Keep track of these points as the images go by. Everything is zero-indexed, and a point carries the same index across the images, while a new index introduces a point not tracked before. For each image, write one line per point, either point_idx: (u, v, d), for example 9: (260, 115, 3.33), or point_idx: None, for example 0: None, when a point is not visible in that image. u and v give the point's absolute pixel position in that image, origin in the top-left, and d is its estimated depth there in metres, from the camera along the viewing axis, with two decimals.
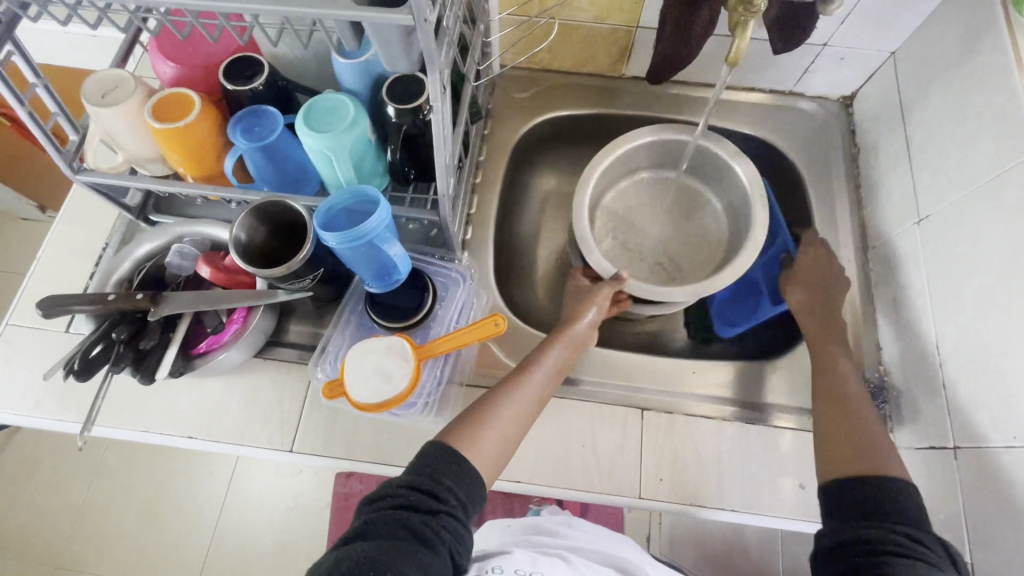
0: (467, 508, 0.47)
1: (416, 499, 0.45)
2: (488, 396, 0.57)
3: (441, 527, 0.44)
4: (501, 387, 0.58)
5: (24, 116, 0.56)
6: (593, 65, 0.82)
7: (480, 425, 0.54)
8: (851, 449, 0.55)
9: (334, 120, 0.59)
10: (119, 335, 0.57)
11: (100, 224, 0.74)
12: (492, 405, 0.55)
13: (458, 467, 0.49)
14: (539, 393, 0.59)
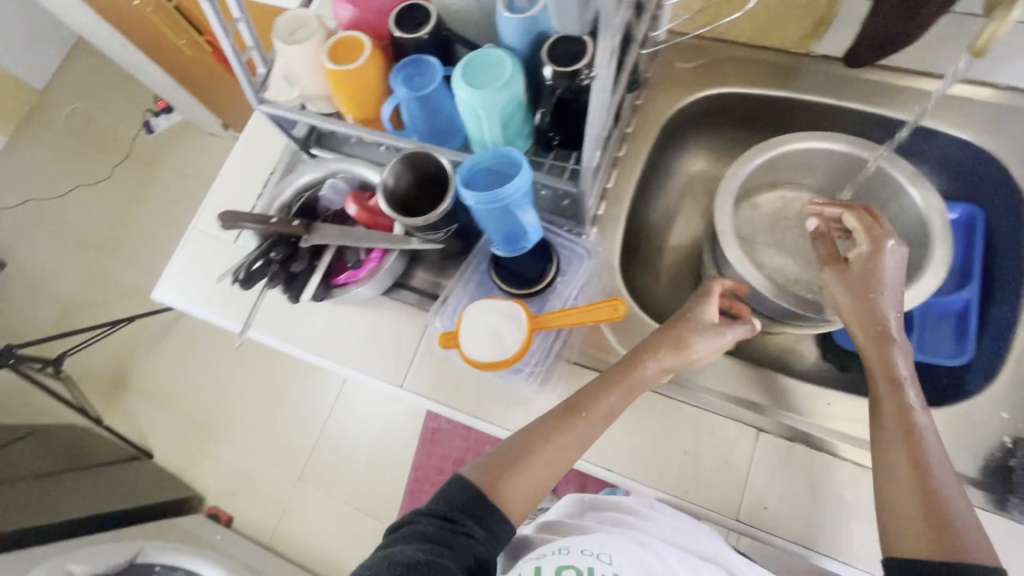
0: (488, 540, 0.50)
1: (435, 524, 0.49)
2: (533, 434, 0.56)
3: (462, 544, 0.48)
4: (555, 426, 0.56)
5: (227, 49, 0.62)
6: (776, 37, 0.72)
7: (529, 462, 0.54)
8: (917, 532, 0.47)
9: (490, 77, 0.58)
10: (276, 255, 0.64)
11: (272, 150, 0.83)
12: (541, 443, 0.55)
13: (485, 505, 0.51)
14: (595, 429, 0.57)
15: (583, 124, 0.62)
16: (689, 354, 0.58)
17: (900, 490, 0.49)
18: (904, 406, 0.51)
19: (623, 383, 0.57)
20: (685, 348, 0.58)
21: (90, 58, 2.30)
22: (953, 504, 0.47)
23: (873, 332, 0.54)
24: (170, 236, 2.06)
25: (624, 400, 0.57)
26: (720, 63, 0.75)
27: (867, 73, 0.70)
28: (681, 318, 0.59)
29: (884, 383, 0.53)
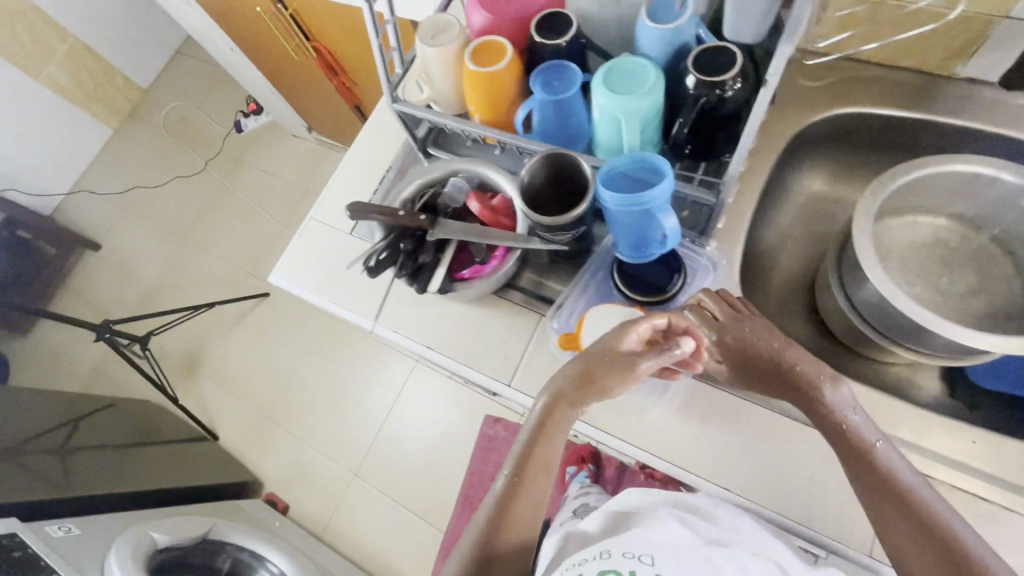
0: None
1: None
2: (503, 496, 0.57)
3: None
4: (526, 472, 0.58)
5: (376, 47, 0.65)
6: (918, 58, 0.70)
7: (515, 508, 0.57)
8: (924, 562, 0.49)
9: (632, 85, 0.59)
10: (404, 247, 0.66)
11: (389, 149, 0.86)
12: (518, 487, 0.58)
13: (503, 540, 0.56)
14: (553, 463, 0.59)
15: (721, 135, 0.61)
16: (604, 390, 0.58)
17: (904, 548, 0.51)
18: (865, 460, 0.53)
19: (552, 429, 0.58)
20: (590, 388, 0.57)
21: (190, 61, 2.47)
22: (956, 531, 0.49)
23: (784, 376, 0.58)
24: (249, 230, 2.17)
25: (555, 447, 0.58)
26: (851, 82, 0.73)
27: (1018, 99, 0.67)
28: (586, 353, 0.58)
29: (834, 436, 0.55)
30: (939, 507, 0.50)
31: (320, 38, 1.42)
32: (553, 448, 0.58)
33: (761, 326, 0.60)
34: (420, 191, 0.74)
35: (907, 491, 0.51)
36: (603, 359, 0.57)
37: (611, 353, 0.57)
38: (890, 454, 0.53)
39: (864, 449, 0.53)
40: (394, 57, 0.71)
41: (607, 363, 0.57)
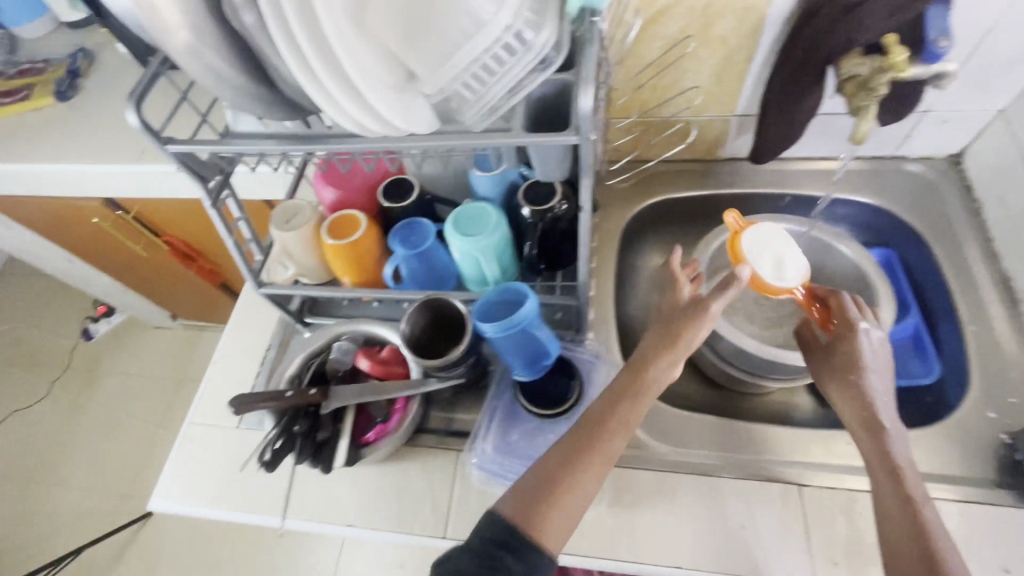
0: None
1: (488, 550, 0.48)
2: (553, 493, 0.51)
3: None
4: (548, 481, 0.52)
5: (232, 244, 0.67)
6: (690, 152, 0.88)
7: (530, 514, 0.50)
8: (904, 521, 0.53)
9: (480, 225, 0.67)
10: (299, 429, 0.64)
11: (264, 329, 0.85)
12: (556, 489, 0.51)
13: (534, 549, 0.49)
14: (601, 465, 0.54)
15: (566, 247, 0.71)
16: (676, 358, 0.58)
17: (881, 495, 0.56)
18: (879, 441, 0.58)
19: (608, 424, 0.55)
20: (663, 374, 0.57)
21: (22, 280, 2.26)
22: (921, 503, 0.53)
23: (854, 367, 0.61)
24: (119, 444, 1.90)
25: (604, 450, 0.54)
26: (651, 178, 0.90)
27: (767, 165, 0.87)
28: (658, 333, 0.59)
29: (858, 415, 0.60)
30: (913, 485, 0.55)
31: (172, 232, 1.40)
32: (596, 459, 0.53)
33: (877, 346, 0.62)
34: (305, 364, 0.73)
35: (894, 464, 0.56)
36: (680, 322, 0.59)
37: (679, 319, 0.59)
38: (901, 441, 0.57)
39: (875, 420, 0.59)
40: (252, 246, 0.74)
41: (673, 336, 0.58)
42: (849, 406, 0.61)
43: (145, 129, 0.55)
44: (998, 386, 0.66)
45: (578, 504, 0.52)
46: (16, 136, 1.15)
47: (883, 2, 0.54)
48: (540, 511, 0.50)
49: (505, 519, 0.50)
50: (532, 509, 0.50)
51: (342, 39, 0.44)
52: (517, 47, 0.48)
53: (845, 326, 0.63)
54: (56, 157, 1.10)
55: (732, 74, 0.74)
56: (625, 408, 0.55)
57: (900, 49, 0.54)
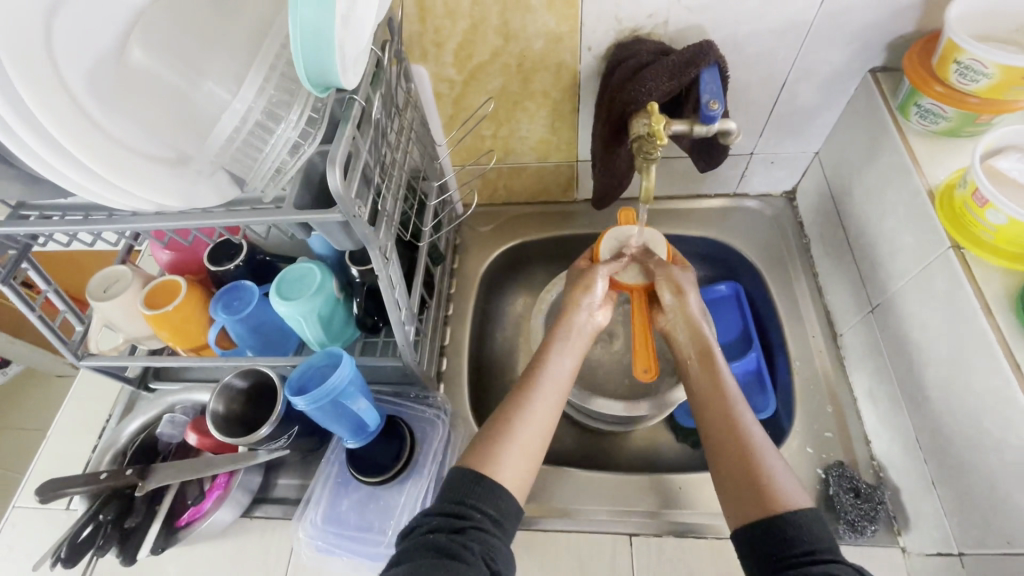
0: (500, 520, 0.50)
1: (442, 521, 0.49)
2: (491, 427, 0.58)
3: (470, 539, 0.47)
4: (496, 426, 0.58)
5: (34, 320, 0.63)
6: (546, 194, 0.89)
7: (487, 451, 0.55)
8: (732, 445, 0.55)
9: (303, 288, 0.65)
10: (107, 516, 0.60)
11: (105, 397, 0.80)
12: (511, 428, 0.57)
13: (483, 487, 0.52)
14: (553, 406, 0.60)
15: None
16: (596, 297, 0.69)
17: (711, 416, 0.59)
18: (710, 368, 0.62)
19: (540, 371, 0.62)
20: (573, 322, 0.67)
21: None
22: (726, 381, 0.60)
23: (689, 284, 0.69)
24: None
25: (548, 392, 0.61)
26: (511, 221, 0.90)
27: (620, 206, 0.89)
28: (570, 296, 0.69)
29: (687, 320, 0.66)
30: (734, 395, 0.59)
31: None
32: (536, 401, 0.60)
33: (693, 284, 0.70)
34: (136, 437, 0.70)
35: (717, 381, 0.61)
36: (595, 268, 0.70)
37: (581, 277, 0.71)
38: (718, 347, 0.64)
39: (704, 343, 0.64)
40: (69, 316, 0.69)
41: (576, 292, 0.69)
42: (680, 308, 0.67)
43: None
44: (816, 420, 0.68)
45: (535, 434, 0.58)
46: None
47: (662, 66, 0.57)
48: (492, 450, 0.55)
49: (467, 472, 0.53)
50: (485, 454, 0.55)
51: (77, 126, 0.41)
52: (273, 126, 0.46)
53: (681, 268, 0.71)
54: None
55: (563, 123, 0.76)
56: (559, 349, 0.64)
57: (660, 117, 0.54)
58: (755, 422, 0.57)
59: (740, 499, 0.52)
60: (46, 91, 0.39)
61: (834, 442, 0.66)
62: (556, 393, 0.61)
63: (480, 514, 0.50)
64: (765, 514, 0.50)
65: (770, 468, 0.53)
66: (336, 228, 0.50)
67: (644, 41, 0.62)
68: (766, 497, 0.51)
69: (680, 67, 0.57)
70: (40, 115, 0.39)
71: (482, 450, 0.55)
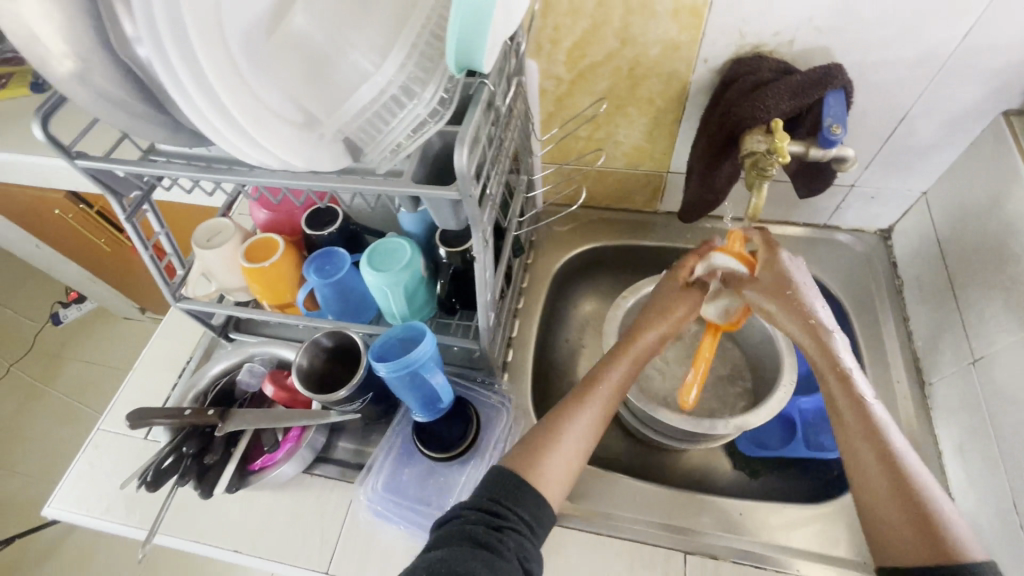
0: (534, 526, 0.51)
1: (480, 516, 0.50)
2: (536, 437, 0.58)
3: (506, 538, 0.48)
4: (541, 435, 0.58)
5: (145, 258, 0.68)
6: (628, 203, 0.89)
7: (533, 456, 0.56)
8: (877, 475, 0.50)
9: (393, 261, 0.67)
10: (189, 450, 0.63)
11: (189, 341, 0.85)
12: (558, 439, 0.57)
13: (524, 492, 0.52)
14: (596, 428, 0.60)
15: None
16: (670, 324, 0.67)
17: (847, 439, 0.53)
18: (845, 381, 0.54)
19: (595, 390, 0.62)
20: (636, 348, 0.66)
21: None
22: (868, 398, 0.53)
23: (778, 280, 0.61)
24: (71, 434, 1.90)
25: (596, 413, 0.61)
26: (589, 225, 0.91)
27: (703, 223, 0.88)
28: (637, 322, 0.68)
29: (796, 319, 0.58)
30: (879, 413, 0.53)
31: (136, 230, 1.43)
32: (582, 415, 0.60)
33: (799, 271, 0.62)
34: (215, 381, 0.74)
35: (856, 395, 0.54)
36: (670, 298, 0.69)
37: (662, 302, 0.69)
38: (850, 355, 0.56)
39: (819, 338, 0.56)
40: (173, 261, 0.74)
41: (662, 313, 0.68)
42: (776, 307, 0.60)
43: (53, 143, 0.56)
44: None
45: (577, 451, 0.58)
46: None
47: (785, 84, 0.57)
48: (536, 458, 0.56)
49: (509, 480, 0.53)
50: (529, 461, 0.56)
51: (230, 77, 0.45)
52: (405, 100, 0.49)
53: (769, 253, 0.63)
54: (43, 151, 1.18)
55: (662, 132, 0.75)
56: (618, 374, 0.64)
57: (783, 134, 0.54)
58: (904, 444, 0.52)
59: (899, 533, 0.48)
60: (207, 34, 0.43)
61: None
62: (601, 413, 0.61)
63: (517, 516, 0.51)
64: (937, 557, 0.45)
65: (930, 503, 0.48)
66: (446, 205, 0.52)
67: (766, 58, 0.61)
68: (931, 537, 0.46)
69: (804, 86, 0.56)
70: (201, 56, 0.42)
71: (526, 453, 0.56)
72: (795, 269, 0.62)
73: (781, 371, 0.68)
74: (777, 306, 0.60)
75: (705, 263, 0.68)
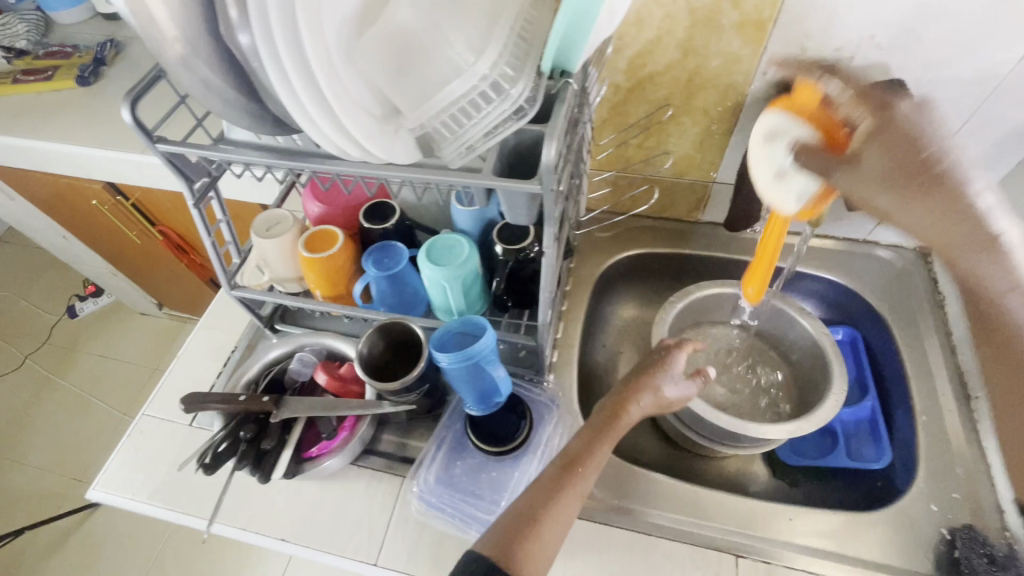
0: None
1: None
2: (516, 519, 0.51)
3: None
4: (522, 516, 0.51)
5: (208, 245, 0.68)
6: (671, 211, 0.91)
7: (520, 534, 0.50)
8: None
9: (451, 257, 0.69)
10: (245, 434, 0.64)
11: (233, 330, 0.86)
12: (540, 522, 0.51)
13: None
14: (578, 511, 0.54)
15: (534, 286, 0.73)
16: (656, 397, 0.63)
17: None
18: None
19: (581, 465, 0.56)
20: (622, 421, 0.60)
21: (17, 249, 2.32)
22: None
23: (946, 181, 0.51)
24: (81, 427, 1.89)
25: (581, 493, 0.54)
26: (631, 232, 0.92)
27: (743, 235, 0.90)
28: (624, 387, 0.63)
29: (896, 161, 0.52)
30: None
31: (168, 224, 1.44)
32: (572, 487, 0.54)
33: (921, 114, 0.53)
34: (266, 370, 0.74)
35: None
36: (656, 367, 0.65)
37: (649, 373, 0.64)
38: (992, 203, 0.51)
39: (964, 194, 0.50)
40: (231, 250, 0.75)
41: (638, 387, 0.63)
42: (881, 154, 0.53)
43: (138, 127, 0.57)
44: (942, 479, 0.66)
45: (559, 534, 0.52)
46: (47, 126, 1.24)
47: (848, 98, 0.59)
48: (515, 544, 0.49)
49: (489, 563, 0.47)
50: (512, 546, 0.49)
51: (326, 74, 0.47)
52: (493, 95, 0.50)
53: (880, 108, 0.55)
54: (86, 142, 1.20)
55: (713, 143, 0.77)
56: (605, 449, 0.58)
57: (853, 142, 0.57)
58: None
59: None
60: (313, 27, 0.45)
61: (962, 505, 0.64)
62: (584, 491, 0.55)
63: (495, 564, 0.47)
64: None
65: None
66: (525, 200, 0.54)
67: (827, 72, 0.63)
68: None
69: (867, 101, 0.59)
70: (307, 46, 0.45)
71: (513, 529, 0.50)
72: (913, 116, 0.53)
73: (830, 379, 0.69)
74: (890, 197, 0.54)
75: (765, 130, 0.63)
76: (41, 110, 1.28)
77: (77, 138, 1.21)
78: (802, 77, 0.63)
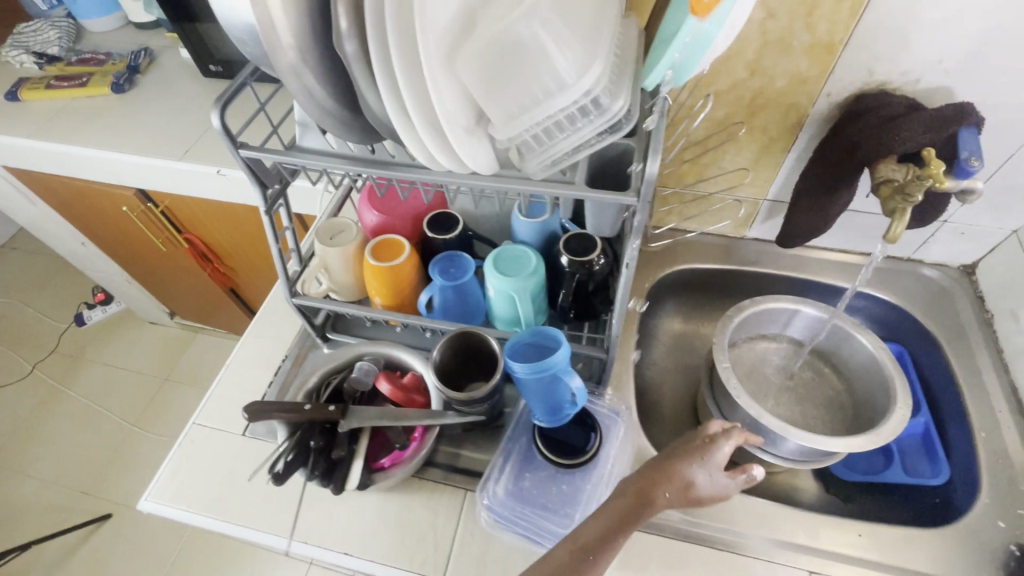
0: None
1: None
2: None
3: None
4: None
5: (275, 252, 0.68)
6: (717, 227, 0.93)
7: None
8: None
9: (519, 267, 0.69)
10: (315, 444, 0.63)
11: (283, 338, 0.85)
12: None
13: None
14: None
15: (597, 298, 0.73)
16: (681, 489, 0.54)
17: None
18: None
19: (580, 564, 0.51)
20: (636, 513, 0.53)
21: (23, 256, 2.29)
22: None
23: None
24: (87, 438, 1.84)
25: None
26: (678, 247, 0.94)
27: (789, 252, 0.92)
28: (648, 471, 0.55)
29: None
30: None
31: (194, 232, 1.43)
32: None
33: None
34: (326, 379, 0.74)
35: None
36: (684, 455, 0.56)
37: (676, 459, 0.55)
38: None
39: None
40: (293, 258, 0.74)
41: (665, 473, 0.55)
42: None
43: (224, 132, 0.57)
44: (1006, 495, 0.67)
45: None
46: (82, 131, 1.24)
47: (922, 117, 0.61)
48: None
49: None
50: None
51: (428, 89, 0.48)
52: (592, 110, 0.51)
53: None
54: (121, 148, 1.19)
55: (769, 161, 0.79)
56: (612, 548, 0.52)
57: (937, 162, 0.58)
58: None
59: None
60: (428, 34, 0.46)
61: None
62: None
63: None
64: None
65: None
66: (612, 209, 0.55)
67: (893, 94, 0.65)
68: None
69: (940, 121, 0.61)
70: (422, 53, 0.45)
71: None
72: None
73: (890, 394, 0.69)
74: None
75: None
76: (75, 115, 1.28)
77: (112, 143, 1.20)
78: (873, 105, 0.66)
